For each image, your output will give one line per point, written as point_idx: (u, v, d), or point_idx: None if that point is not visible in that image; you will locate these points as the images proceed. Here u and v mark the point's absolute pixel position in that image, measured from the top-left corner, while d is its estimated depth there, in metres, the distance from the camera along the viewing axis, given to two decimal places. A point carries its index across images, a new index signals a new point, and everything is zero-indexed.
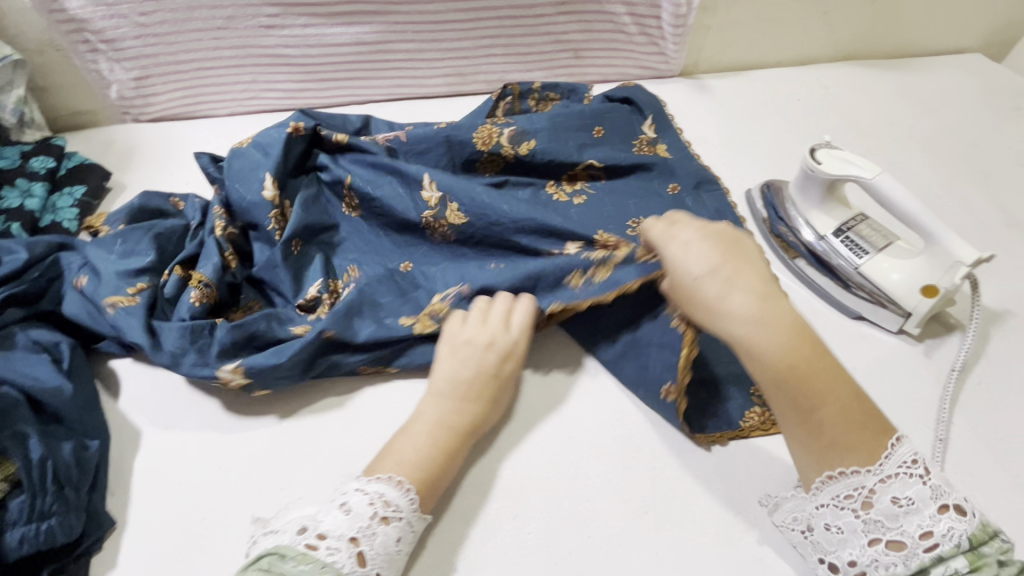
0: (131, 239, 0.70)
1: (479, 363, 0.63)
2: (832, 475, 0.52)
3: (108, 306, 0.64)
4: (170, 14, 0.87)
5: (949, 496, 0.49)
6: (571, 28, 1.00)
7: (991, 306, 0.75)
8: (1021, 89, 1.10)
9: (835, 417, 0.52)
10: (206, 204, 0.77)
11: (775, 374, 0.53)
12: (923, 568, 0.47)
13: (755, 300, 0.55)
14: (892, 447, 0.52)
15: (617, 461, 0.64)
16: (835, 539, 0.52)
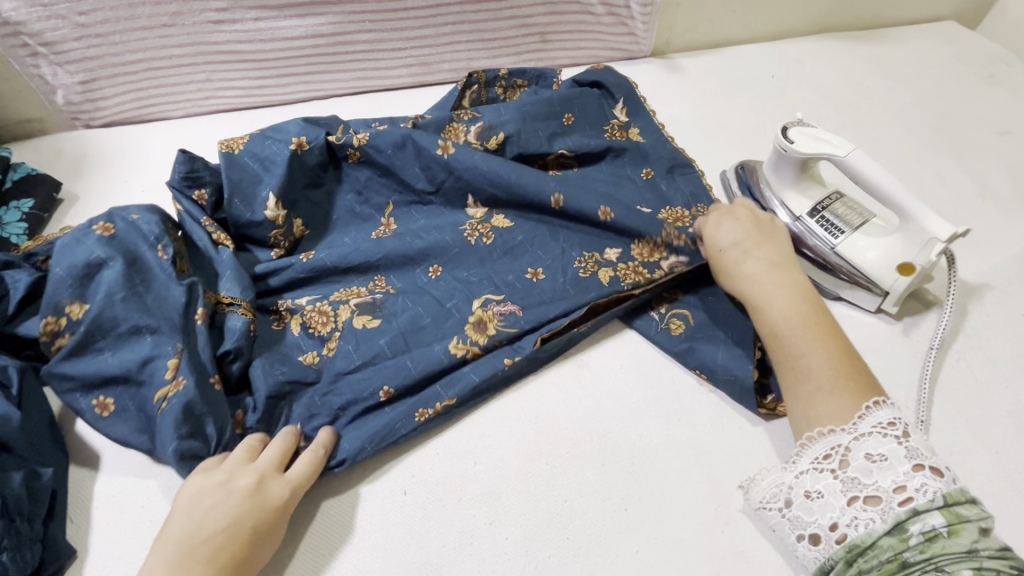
0: (104, 323, 0.58)
1: (234, 511, 0.51)
2: (816, 433, 0.53)
3: (159, 403, 0.56)
4: (110, 13, 0.83)
5: (925, 458, 0.49)
6: (536, 11, 0.97)
7: (968, 280, 0.75)
8: (994, 56, 1.09)
9: (823, 363, 0.56)
10: (163, 231, 0.63)
11: (776, 324, 0.60)
12: (899, 524, 0.46)
13: (766, 263, 0.65)
14: (868, 410, 0.52)
15: (595, 453, 0.61)
16: (815, 505, 0.50)
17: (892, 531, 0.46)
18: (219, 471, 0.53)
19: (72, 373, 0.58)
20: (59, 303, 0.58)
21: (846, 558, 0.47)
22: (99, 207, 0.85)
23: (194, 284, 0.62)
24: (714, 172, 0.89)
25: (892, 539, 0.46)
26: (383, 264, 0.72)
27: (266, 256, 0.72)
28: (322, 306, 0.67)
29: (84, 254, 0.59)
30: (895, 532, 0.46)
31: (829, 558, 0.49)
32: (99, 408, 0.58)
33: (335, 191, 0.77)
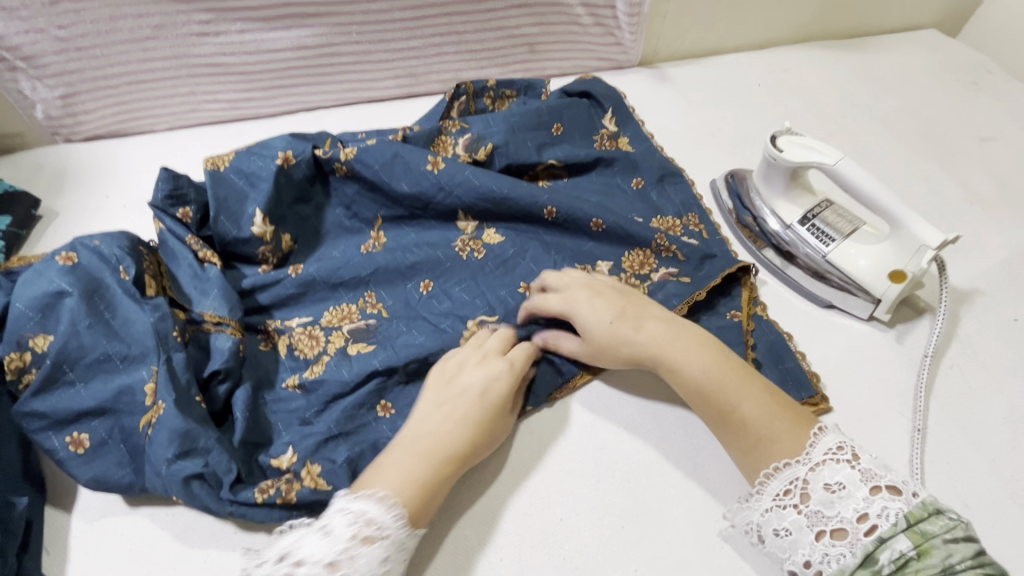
0: (73, 353, 0.56)
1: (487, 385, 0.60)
2: (773, 470, 0.53)
3: (143, 430, 0.55)
4: (92, 26, 0.81)
5: (881, 478, 0.49)
6: (524, 23, 0.96)
7: (959, 285, 0.75)
8: (976, 64, 1.10)
9: (755, 411, 0.56)
10: (129, 246, 0.62)
11: (697, 381, 0.58)
12: (868, 554, 0.46)
13: (608, 326, 0.62)
14: (816, 438, 0.53)
15: (590, 470, 0.61)
16: (787, 543, 0.50)
17: (863, 563, 0.46)
18: (453, 360, 0.62)
19: (42, 411, 0.54)
20: (22, 338, 0.55)
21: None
22: (81, 223, 0.83)
23: (162, 302, 0.60)
24: (704, 181, 0.88)
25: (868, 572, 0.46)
26: (374, 279, 0.71)
27: (253, 272, 0.71)
28: (313, 330, 0.67)
29: (44, 285, 0.57)
30: (867, 564, 0.46)
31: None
32: (73, 446, 0.55)
33: (323, 208, 0.76)
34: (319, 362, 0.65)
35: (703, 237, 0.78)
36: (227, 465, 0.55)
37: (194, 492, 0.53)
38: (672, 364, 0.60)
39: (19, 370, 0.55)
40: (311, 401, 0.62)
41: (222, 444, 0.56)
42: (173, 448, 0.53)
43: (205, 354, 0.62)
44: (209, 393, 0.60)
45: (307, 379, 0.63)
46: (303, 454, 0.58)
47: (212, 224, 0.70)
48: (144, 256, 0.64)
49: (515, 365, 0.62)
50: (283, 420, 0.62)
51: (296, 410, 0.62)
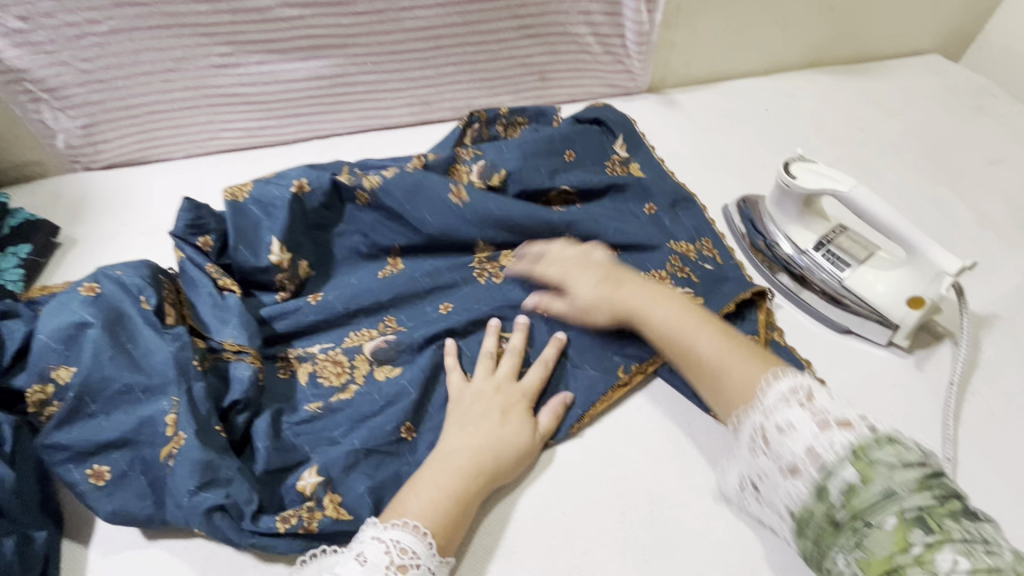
0: (96, 385, 0.56)
1: (505, 406, 0.63)
2: (737, 419, 0.57)
3: (165, 461, 0.54)
4: (115, 59, 0.83)
5: (831, 414, 0.50)
6: (535, 52, 0.98)
7: (976, 310, 0.75)
8: (981, 88, 1.12)
9: (710, 351, 0.61)
10: (149, 277, 0.63)
11: (660, 328, 0.64)
12: (822, 488, 0.48)
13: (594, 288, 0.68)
14: (770, 383, 0.55)
15: (613, 501, 0.61)
16: (765, 487, 0.53)
17: (818, 497, 0.48)
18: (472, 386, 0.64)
19: (64, 443, 0.54)
20: (44, 369, 0.56)
21: (791, 520, 0.50)
22: (99, 251, 0.84)
23: (182, 331, 0.61)
24: (716, 206, 0.89)
25: (818, 501, 0.48)
26: (393, 305, 0.71)
27: (271, 299, 0.71)
28: (335, 355, 0.67)
29: (67, 317, 0.57)
30: (820, 497, 0.48)
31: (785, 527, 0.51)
32: (94, 478, 0.54)
33: (337, 233, 0.76)
34: (345, 386, 0.65)
35: (718, 262, 0.78)
36: (247, 496, 0.55)
37: (216, 524, 0.53)
38: (644, 319, 0.66)
39: (42, 403, 0.55)
40: (335, 428, 0.62)
41: (243, 474, 0.55)
42: (195, 480, 0.53)
43: (224, 383, 0.62)
44: (229, 423, 0.60)
45: (332, 401, 0.64)
46: (325, 478, 0.58)
47: (231, 253, 0.70)
48: (164, 286, 0.65)
49: (528, 389, 0.65)
50: (309, 442, 0.62)
51: (318, 437, 0.62)
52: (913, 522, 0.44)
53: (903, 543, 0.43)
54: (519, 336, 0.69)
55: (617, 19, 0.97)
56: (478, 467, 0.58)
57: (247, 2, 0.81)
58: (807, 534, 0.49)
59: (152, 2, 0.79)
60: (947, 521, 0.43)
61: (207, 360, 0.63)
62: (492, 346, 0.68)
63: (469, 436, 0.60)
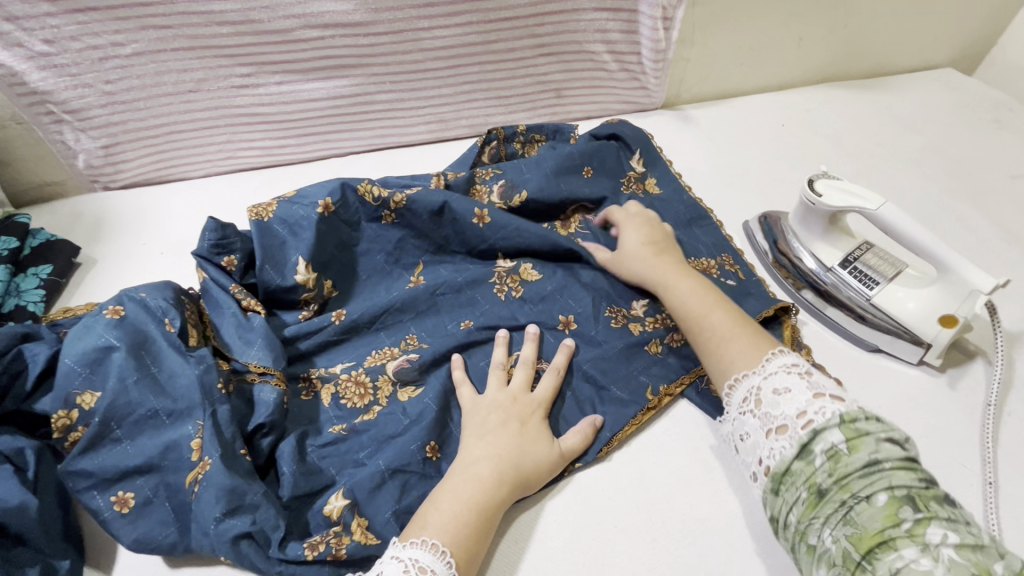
0: (121, 410, 0.55)
1: (524, 420, 0.62)
2: (734, 380, 0.60)
3: (191, 487, 0.54)
4: (138, 80, 0.84)
5: (827, 388, 0.55)
6: (551, 69, 0.99)
7: (1009, 327, 0.73)
8: (997, 102, 1.12)
9: (722, 323, 0.64)
10: (173, 299, 0.62)
11: (681, 302, 0.68)
12: (804, 446, 0.51)
13: (640, 244, 0.75)
14: (774, 356, 0.59)
15: (644, 526, 0.59)
16: (747, 447, 0.56)
17: (800, 454, 0.51)
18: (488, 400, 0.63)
19: (89, 469, 0.54)
20: (70, 394, 0.55)
21: (774, 487, 0.52)
22: (119, 270, 0.84)
23: (206, 353, 0.60)
24: (736, 222, 0.89)
25: (803, 462, 0.51)
26: (415, 323, 0.72)
27: (294, 319, 0.71)
28: (358, 375, 0.66)
29: (92, 341, 0.57)
30: (804, 455, 0.51)
31: (760, 485, 0.54)
32: (119, 505, 0.54)
33: (361, 253, 0.76)
34: (368, 406, 0.65)
35: (740, 278, 0.77)
36: (274, 521, 0.54)
37: (242, 551, 0.52)
38: (668, 287, 0.70)
39: (67, 429, 0.55)
40: (360, 450, 0.62)
41: (269, 499, 0.54)
42: (221, 506, 0.52)
43: (247, 406, 0.61)
44: (253, 446, 0.60)
45: (356, 422, 0.63)
46: (351, 501, 0.57)
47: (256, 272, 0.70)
48: (187, 306, 0.65)
49: (540, 400, 0.64)
50: (335, 465, 0.61)
51: (343, 460, 0.61)
52: (903, 500, 0.46)
53: (894, 517, 0.45)
54: (530, 347, 0.68)
55: (633, 37, 0.97)
56: (503, 489, 0.56)
57: (268, 24, 0.82)
58: (796, 510, 0.50)
59: (175, 25, 0.79)
60: (935, 502, 0.45)
61: (231, 381, 0.62)
62: (504, 358, 0.68)
63: (488, 448, 0.58)
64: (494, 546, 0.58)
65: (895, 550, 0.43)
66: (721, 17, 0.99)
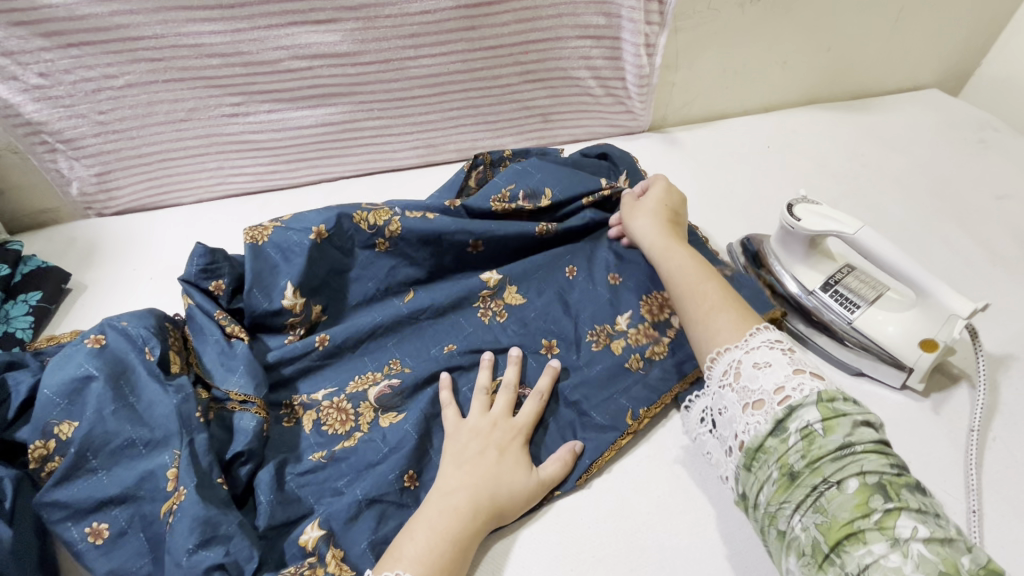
0: (96, 441, 0.55)
1: (504, 448, 0.61)
2: (716, 353, 0.60)
3: (165, 517, 0.53)
4: (130, 111, 0.86)
5: (807, 366, 0.55)
6: (537, 95, 1.01)
7: (992, 350, 0.73)
8: (981, 122, 1.12)
9: (715, 293, 0.66)
10: (154, 328, 0.63)
11: (675, 271, 0.70)
12: (778, 422, 0.52)
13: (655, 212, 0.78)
14: (758, 331, 0.60)
15: (624, 556, 0.58)
16: (725, 421, 0.57)
17: (774, 432, 0.52)
18: (468, 427, 0.63)
19: (63, 500, 0.54)
20: (47, 425, 0.56)
21: (747, 464, 0.53)
22: (108, 296, 0.85)
23: (185, 382, 0.60)
24: (721, 244, 0.89)
25: (777, 440, 0.52)
26: (399, 348, 0.71)
27: (278, 343, 0.71)
28: (340, 401, 0.66)
29: (71, 370, 0.57)
30: (777, 433, 0.52)
31: (734, 461, 0.55)
32: (93, 537, 0.53)
33: (353, 279, 0.75)
34: (349, 432, 0.64)
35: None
36: (248, 553, 0.53)
37: None
38: (665, 257, 0.72)
39: (43, 460, 0.55)
40: (339, 478, 0.61)
41: (244, 529, 0.54)
42: (193, 537, 0.52)
43: (226, 434, 0.62)
44: (231, 475, 0.59)
45: (336, 449, 0.63)
46: (327, 531, 0.57)
47: (245, 298, 0.70)
48: (170, 334, 0.66)
49: (519, 426, 0.64)
50: (314, 493, 0.60)
51: (322, 488, 0.61)
52: (875, 488, 0.45)
53: (864, 506, 0.45)
54: (513, 370, 0.68)
55: (617, 62, 0.98)
56: (479, 518, 0.56)
57: (257, 55, 0.84)
58: (767, 491, 0.51)
59: (166, 57, 0.81)
60: (906, 491, 0.45)
61: (211, 410, 0.62)
62: (488, 382, 0.68)
63: (467, 477, 0.58)
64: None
65: (864, 543, 0.43)
66: (704, 43, 1.01)
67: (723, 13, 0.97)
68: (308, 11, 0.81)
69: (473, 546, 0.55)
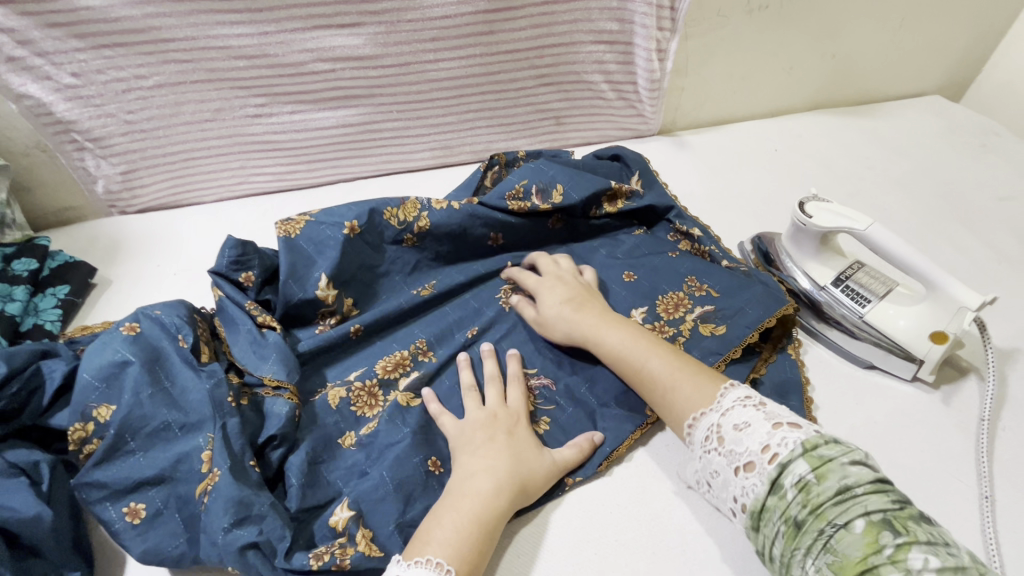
0: (134, 425, 0.57)
1: (523, 437, 0.63)
2: (693, 418, 0.58)
3: (200, 497, 0.55)
4: (157, 110, 0.88)
5: (783, 418, 0.54)
6: (551, 99, 1.03)
7: (1000, 344, 0.75)
8: (983, 126, 1.15)
9: (660, 367, 0.63)
10: (190, 315, 0.65)
11: (616, 352, 0.66)
12: (773, 481, 0.50)
13: (559, 303, 0.71)
14: (727, 390, 0.58)
15: (644, 541, 0.60)
16: (718, 484, 0.55)
17: (773, 490, 0.50)
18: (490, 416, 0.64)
19: (102, 481, 0.55)
20: (86, 408, 0.57)
21: (754, 524, 0.51)
22: (132, 292, 0.87)
23: (216, 368, 0.62)
24: (732, 244, 0.91)
25: (775, 497, 0.49)
26: (427, 334, 0.74)
27: (308, 335, 0.73)
28: (370, 387, 0.68)
29: (109, 355, 0.59)
30: (775, 491, 0.49)
31: (740, 523, 0.53)
32: (130, 517, 0.55)
33: (382, 273, 0.78)
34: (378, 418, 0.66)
35: (714, 297, 0.76)
36: (281, 532, 0.54)
37: (249, 560, 0.53)
38: (598, 339, 0.68)
39: (81, 442, 0.56)
40: (365, 463, 0.63)
41: (276, 510, 0.56)
42: (231, 516, 0.53)
43: (258, 417, 0.63)
44: (263, 459, 0.61)
45: (363, 434, 0.65)
46: (356, 513, 0.58)
47: (281, 290, 0.72)
48: (200, 324, 0.67)
49: (519, 412, 0.65)
50: (342, 477, 0.62)
51: (349, 472, 0.62)
52: (881, 525, 0.44)
53: (874, 544, 0.44)
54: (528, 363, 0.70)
55: (629, 67, 1.01)
56: (504, 504, 0.57)
57: (282, 57, 0.86)
58: (779, 544, 0.49)
59: (195, 59, 0.84)
60: (912, 523, 0.44)
61: (244, 395, 0.64)
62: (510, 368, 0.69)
63: (490, 463, 0.59)
64: (497, 559, 0.58)
65: None
66: (713, 49, 1.04)
67: (732, 21, 1.00)
68: (333, 14, 0.84)
69: (498, 531, 0.57)
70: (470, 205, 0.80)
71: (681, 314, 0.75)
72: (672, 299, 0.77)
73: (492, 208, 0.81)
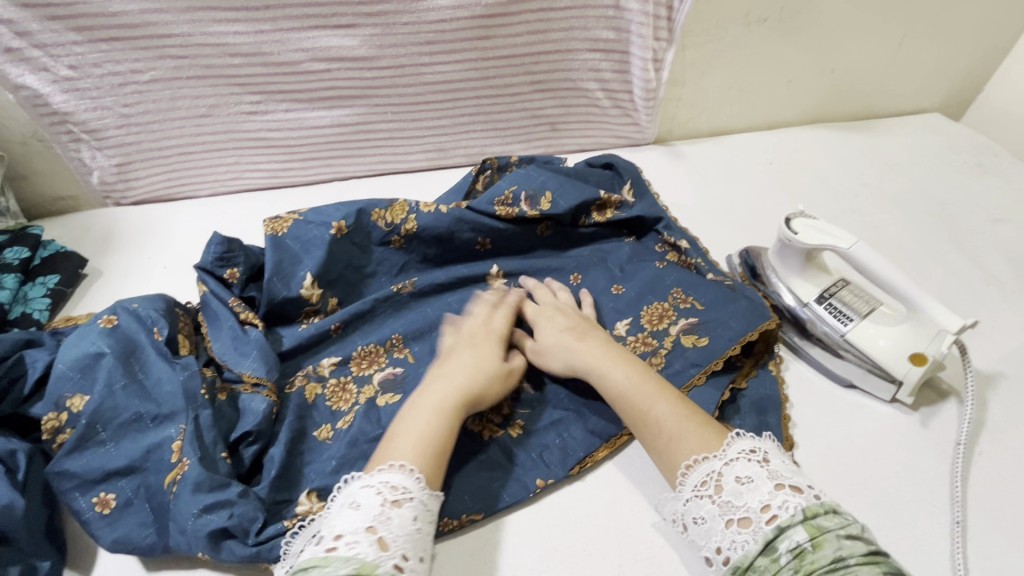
0: (106, 414, 0.58)
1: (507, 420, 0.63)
2: (688, 465, 0.57)
3: (170, 485, 0.55)
4: (153, 104, 0.89)
5: (785, 479, 0.53)
6: (546, 105, 1.04)
7: (982, 368, 0.75)
8: (981, 146, 1.15)
9: (665, 415, 0.61)
10: (167, 305, 0.67)
11: (620, 394, 0.63)
12: (768, 542, 0.49)
13: (559, 333, 0.70)
14: (734, 438, 0.57)
15: (613, 552, 0.59)
16: (702, 530, 0.54)
17: (764, 550, 0.49)
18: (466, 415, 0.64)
19: (72, 470, 0.56)
20: (61, 398, 0.58)
21: None
22: (122, 283, 0.88)
23: (191, 360, 0.62)
24: (721, 256, 0.91)
25: (767, 559, 0.49)
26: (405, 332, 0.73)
27: (291, 332, 0.73)
28: (346, 382, 0.69)
29: (86, 346, 0.60)
30: (767, 551, 0.49)
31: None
32: (99, 506, 0.55)
33: (369, 274, 0.78)
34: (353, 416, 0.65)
35: (698, 310, 0.76)
36: (253, 514, 0.55)
37: (223, 548, 0.54)
38: (602, 377, 0.65)
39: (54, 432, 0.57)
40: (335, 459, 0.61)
41: (248, 498, 0.56)
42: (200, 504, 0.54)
43: (233, 411, 0.63)
44: (236, 454, 0.61)
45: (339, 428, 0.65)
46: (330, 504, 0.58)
47: (266, 286, 0.72)
48: (180, 318, 0.69)
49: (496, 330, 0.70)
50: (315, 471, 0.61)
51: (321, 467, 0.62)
52: None
53: None
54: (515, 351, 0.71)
55: (625, 76, 1.01)
56: None
57: (278, 56, 0.87)
58: None
59: (191, 55, 0.85)
60: None
61: (220, 390, 0.64)
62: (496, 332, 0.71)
63: None
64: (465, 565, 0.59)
65: None
66: (710, 60, 1.04)
67: (730, 33, 1.00)
68: (329, 15, 0.84)
69: None
70: (457, 209, 0.81)
71: (663, 325, 0.75)
72: (655, 310, 0.77)
73: (479, 212, 0.81)
